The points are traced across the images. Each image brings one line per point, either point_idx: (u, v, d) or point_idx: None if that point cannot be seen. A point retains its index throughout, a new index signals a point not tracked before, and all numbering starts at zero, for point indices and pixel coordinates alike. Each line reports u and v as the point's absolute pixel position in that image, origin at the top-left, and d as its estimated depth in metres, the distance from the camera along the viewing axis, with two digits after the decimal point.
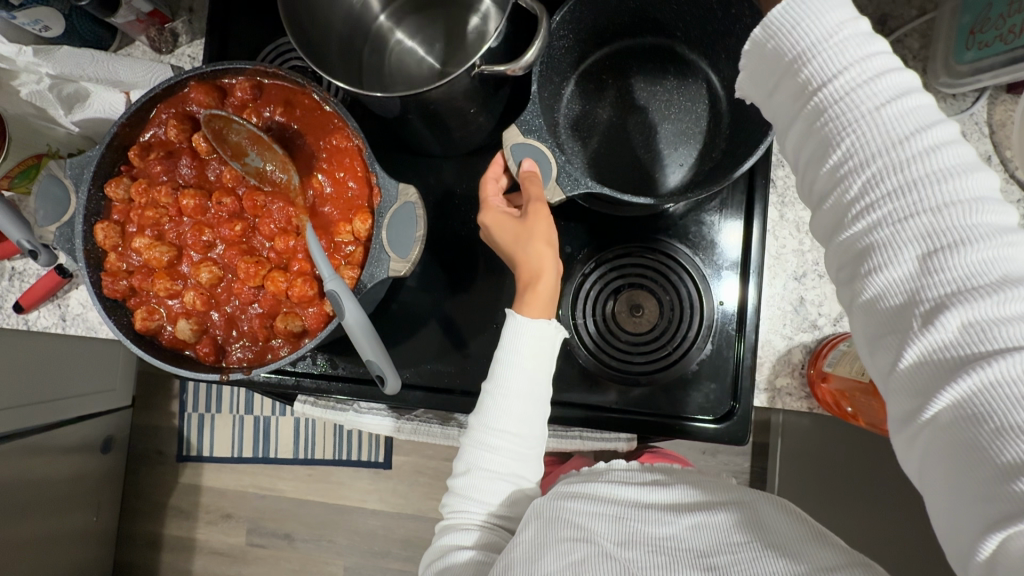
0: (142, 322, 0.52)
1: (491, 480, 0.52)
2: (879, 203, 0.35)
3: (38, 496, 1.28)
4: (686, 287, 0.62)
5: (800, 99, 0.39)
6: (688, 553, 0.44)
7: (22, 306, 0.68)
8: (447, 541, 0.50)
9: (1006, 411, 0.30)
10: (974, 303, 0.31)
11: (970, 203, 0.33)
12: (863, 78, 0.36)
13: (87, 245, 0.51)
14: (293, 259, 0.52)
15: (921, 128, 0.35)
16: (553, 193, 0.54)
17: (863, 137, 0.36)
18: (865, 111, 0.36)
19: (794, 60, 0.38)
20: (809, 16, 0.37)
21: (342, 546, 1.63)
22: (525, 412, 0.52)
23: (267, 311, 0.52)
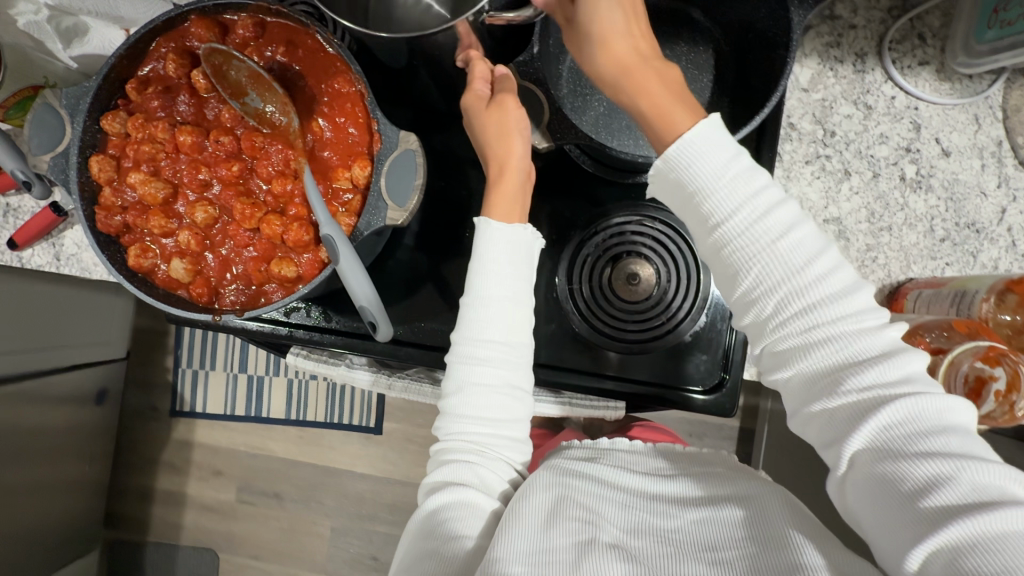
0: (135, 260, 0.51)
1: (485, 393, 0.52)
2: (789, 322, 0.43)
3: (31, 440, 1.30)
4: (685, 258, 0.61)
5: (700, 220, 0.46)
6: (696, 546, 0.45)
7: (16, 242, 0.67)
8: (445, 474, 0.50)
9: (910, 471, 0.37)
10: (880, 417, 0.39)
11: (850, 318, 0.41)
12: (755, 216, 0.44)
13: (82, 177, 0.51)
14: (291, 203, 0.51)
15: (810, 261, 0.43)
16: (540, 139, 0.55)
17: (766, 265, 0.43)
18: (764, 244, 0.43)
19: (697, 190, 0.45)
20: (700, 160, 0.44)
21: (331, 507, 1.65)
22: (511, 320, 0.53)
23: (261, 256, 0.52)
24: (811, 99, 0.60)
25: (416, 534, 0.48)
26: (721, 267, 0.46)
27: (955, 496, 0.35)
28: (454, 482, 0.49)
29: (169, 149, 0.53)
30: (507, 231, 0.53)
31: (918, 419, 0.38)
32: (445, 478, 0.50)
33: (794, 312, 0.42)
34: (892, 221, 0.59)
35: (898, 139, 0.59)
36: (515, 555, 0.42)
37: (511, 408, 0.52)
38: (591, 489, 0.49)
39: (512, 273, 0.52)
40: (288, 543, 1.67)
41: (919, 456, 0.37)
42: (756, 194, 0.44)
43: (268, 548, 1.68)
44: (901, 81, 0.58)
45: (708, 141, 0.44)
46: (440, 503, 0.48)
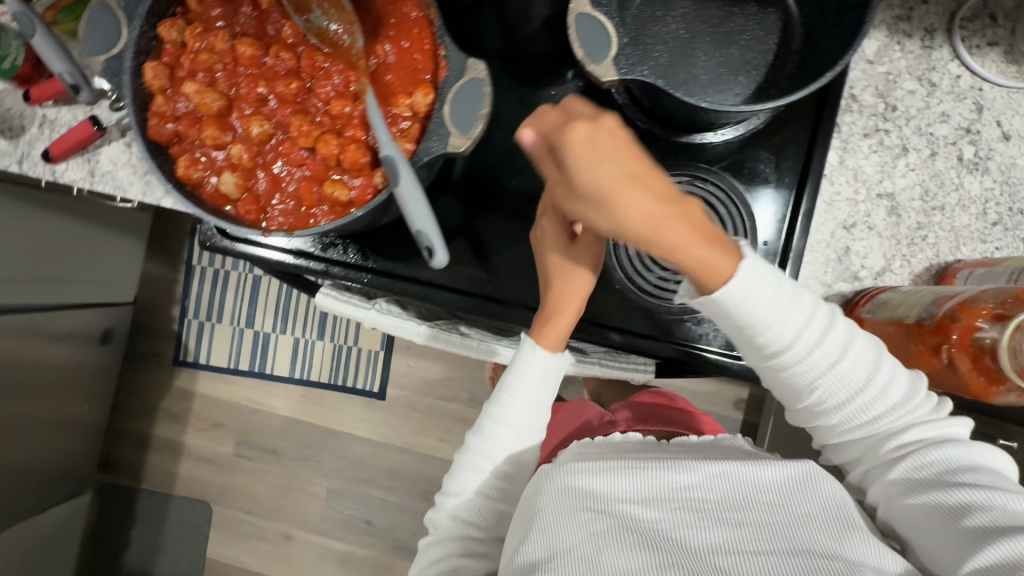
0: (184, 171, 0.50)
1: (502, 445, 0.61)
2: (838, 422, 0.54)
3: (31, 369, 1.29)
4: (734, 222, 0.60)
5: (759, 350, 0.53)
6: (714, 505, 0.50)
7: (50, 154, 0.66)
8: (458, 485, 0.63)
9: (949, 499, 0.47)
10: (924, 459, 0.50)
11: (895, 429, 0.52)
12: (810, 349, 0.51)
13: (134, 83, 0.49)
14: (348, 125, 0.50)
15: (864, 381, 0.52)
16: (605, 71, 0.50)
17: (826, 389, 0.53)
18: (823, 372, 0.52)
19: (749, 327, 0.51)
20: (754, 309, 0.49)
21: (328, 468, 1.66)
22: (534, 410, 0.60)
23: (312, 177, 0.51)
24: (875, 72, 0.59)
25: (439, 517, 0.65)
26: (786, 387, 0.55)
27: (989, 518, 0.44)
28: (467, 494, 0.63)
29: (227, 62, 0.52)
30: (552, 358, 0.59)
31: (944, 459, 0.49)
32: (458, 490, 0.63)
33: (865, 412, 0.53)
34: (945, 200, 0.58)
35: (959, 119, 0.58)
36: (542, 557, 0.49)
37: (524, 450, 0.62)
38: (597, 465, 0.54)
39: (544, 386, 0.60)
40: (282, 500, 1.67)
41: (948, 488, 0.47)
42: (808, 325, 0.51)
43: (262, 503, 1.68)
44: (969, 60, 0.57)
45: (746, 284, 0.48)
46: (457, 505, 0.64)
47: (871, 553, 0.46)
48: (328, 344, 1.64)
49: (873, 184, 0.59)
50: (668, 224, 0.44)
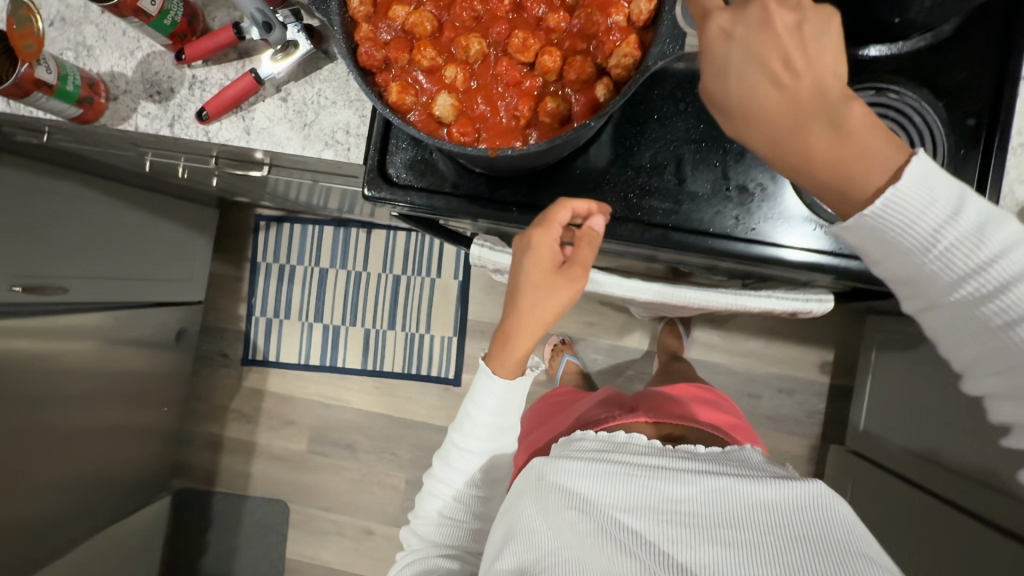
0: (396, 97, 0.49)
1: (465, 462, 0.75)
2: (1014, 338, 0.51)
3: (115, 364, 1.28)
4: (930, 132, 0.59)
5: (917, 271, 0.52)
6: (692, 515, 0.63)
7: (206, 114, 0.64)
8: (427, 504, 0.78)
9: None
10: None
11: None
12: (970, 265, 0.50)
13: (342, 10, 0.48)
14: (566, 39, 0.48)
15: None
16: None
17: (998, 310, 0.51)
18: (978, 289, 0.50)
19: (902, 237, 0.50)
20: (909, 221, 0.49)
21: (405, 459, 1.63)
22: (491, 430, 0.73)
23: (529, 93, 0.49)
24: None
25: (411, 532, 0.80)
26: (956, 311, 0.53)
27: None
28: (431, 511, 0.78)
29: None
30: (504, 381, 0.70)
31: None
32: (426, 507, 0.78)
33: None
34: None
35: None
36: (532, 553, 0.63)
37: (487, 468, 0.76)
38: (590, 470, 0.68)
39: (499, 403, 0.71)
40: (359, 495, 1.65)
41: None
42: (982, 240, 0.49)
43: (340, 499, 1.65)
44: None
45: (915, 187, 0.48)
46: (423, 519, 0.78)
47: (846, 565, 0.56)
48: (400, 332, 1.63)
49: None
50: (797, 118, 0.45)
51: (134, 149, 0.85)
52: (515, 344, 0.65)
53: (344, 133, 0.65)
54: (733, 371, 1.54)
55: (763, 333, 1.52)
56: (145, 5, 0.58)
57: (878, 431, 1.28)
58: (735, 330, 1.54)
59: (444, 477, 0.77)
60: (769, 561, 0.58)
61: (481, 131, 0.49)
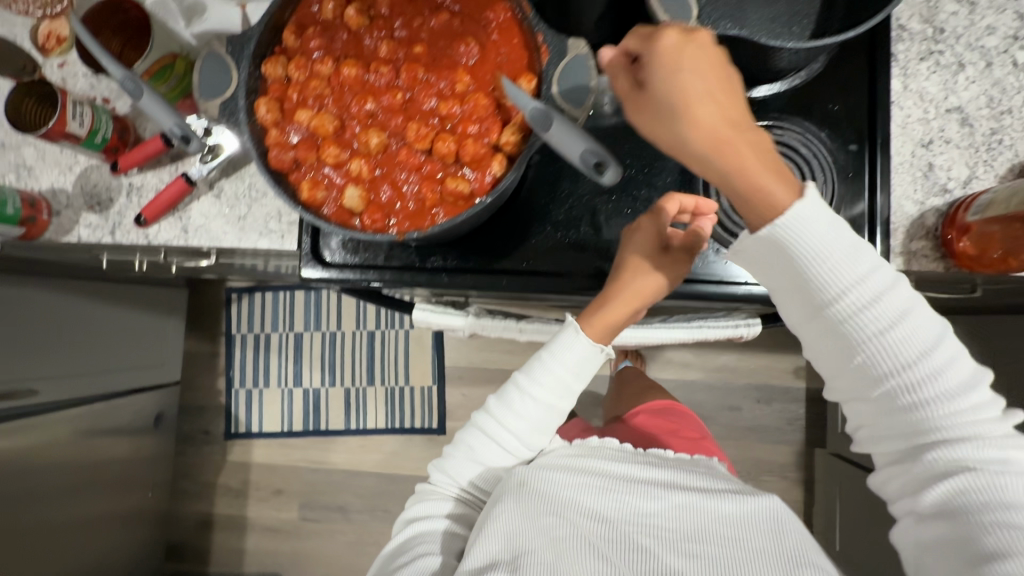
0: (308, 194, 0.53)
1: (531, 415, 0.71)
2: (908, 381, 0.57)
3: (91, 457, 1.27)
4: (814, 161, 0.64)
5: (816, 297, 0.57)
6: (665, 530, 0.64)
7: (144, 218, 0.68)
8: (426, 505, 0.73)
9: (994, 509, 0.54)
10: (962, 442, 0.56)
11: (943, 375, 0.56)
12: (860, 298, 0.56)
13: (250, 121, 0.53)
14: (459, 124, 0.52)
15: (912, 335, 0.56)
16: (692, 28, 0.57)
17: (874, 341, 0.56)
18: (869, 330, 0.56)
19: (802, 261, 0.55)
20: (809, 243, 0.54)
21: (398, 516, 1.61)
22: (567, 384, 0.69)
23: (430, 177, 0.52)
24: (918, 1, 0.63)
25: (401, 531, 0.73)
26: (835, 339, 0.58)
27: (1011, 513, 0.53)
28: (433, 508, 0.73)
29: (331, 85, 0.54)
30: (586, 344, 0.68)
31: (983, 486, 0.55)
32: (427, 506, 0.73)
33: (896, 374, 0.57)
34: (1012, 104, 0.61)
35: (1005, 29, 0.62)
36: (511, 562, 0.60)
37: (548, 427, 0.72)
38: (567, 480, 0.68)
39: (576, 357, 0.68)
40: (356, 558, 1.62)
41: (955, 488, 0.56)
42: (867, 276, 0.55)
43: (336, 565, 1.62)
44: None
45: (810, 221, 0.53)
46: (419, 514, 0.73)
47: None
48: (380, 388, 1.64)
49: (940, 102, 0.63)
50: (725, 148, 0.50)
51: (85, 253, 0.88)
52: (602, 314, 0.65)
53: (275, 221, 0.69)
54: (709, 388, 1.55)
55: (733, 347, 1.55)
56: (74, 128, 0.62)
57: (854, 432, 1.30)
58: (706, 347, 1.56)
59: (485, 428, 0.74)
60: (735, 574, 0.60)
61: (391, 216, 0.53)
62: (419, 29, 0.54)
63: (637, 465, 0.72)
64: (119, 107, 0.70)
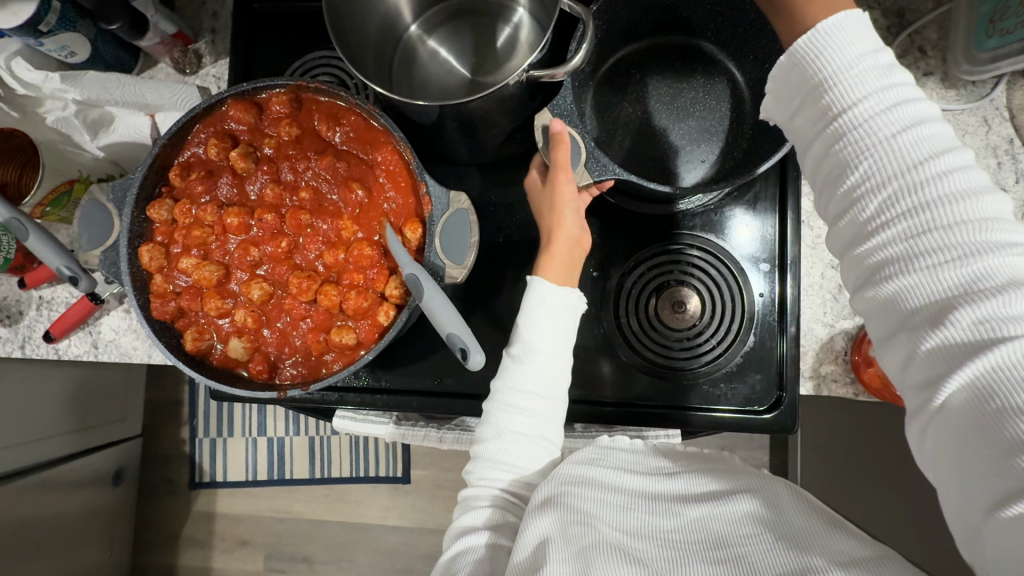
0: (194, 343, 0.60)
1: (526, 381, 0.64)
2: (894, 229, 0.48)
3: (42, 524, 1.26)
4: (723, 286, 0.75)
5: (822, 108, 0.52)
6: (697, 545, 0.55)
7: (51, 335, 0.66)
8: (462, 526, 0.61)
9: (1009, 393, 0.41)
10: (983, 303, 0.43)
11: (978, 229, 0.45)
12: (881, 110, 0.49)
13: (132, 268, 0.59)
14: (343, 271, 0.61)
15: (937, 160, 0.47)
16: (581, 176, 0.65)
17: (879, 145, 0.49)
18: (884, 138, 0.49)
19: (822, 82, 0.52)
20: (830, 47, 0.51)
21: (363, 566, 1.60)
22: (552, 342, 0.64)
23: (317, 323, 0.60)
24: None
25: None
26: (830, 155, 0.52)
27: None
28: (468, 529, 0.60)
29: (218, 231, 0.62)
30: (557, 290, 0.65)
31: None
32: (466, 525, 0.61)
33: (893, 225, 0.48)
34: None
35: None
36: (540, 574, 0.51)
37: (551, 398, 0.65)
38: (589, 494, 0.59)
39: (553, 314, 0.65)
40: None
41: (992, 363, 0.42)
42: (887, 89, 0.50)
43: None
44: None
45: (849, 39, 0.51)
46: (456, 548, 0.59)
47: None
48: (344, 437, 1.63)
49: None
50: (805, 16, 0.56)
51: None
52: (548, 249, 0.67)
53: None
54: None
55: None
56: None
57: None
58: None
59: (501, 406, 0.64)
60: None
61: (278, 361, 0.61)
62: (303, 172, 0.64)
63: (661, 475, 0.64)
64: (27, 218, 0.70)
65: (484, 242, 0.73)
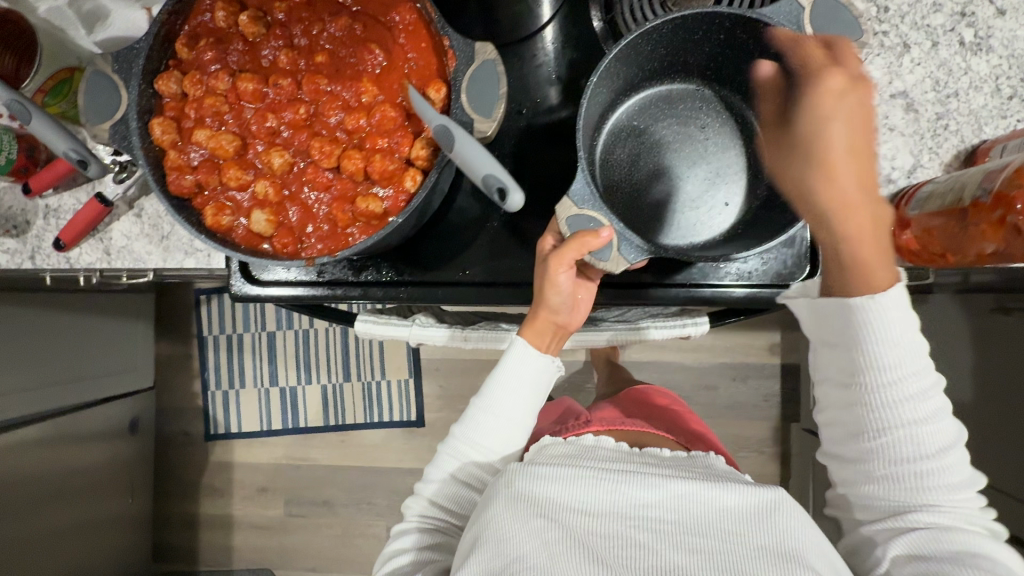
0: (214, 216, 0.59)
1: (484, 436, 0.72)
2: (879, 456, 0.65)
3: (62, 472, 1.26)
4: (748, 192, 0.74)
5: (846, 364, 0.64)
6: (661, 525, 0.62)
7: (62, 242, 0.65)
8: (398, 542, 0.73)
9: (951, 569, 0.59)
10: (941, 540, 0.61)
11: (936, 470, 0.63)
12: (887, 388, 0.63)
13: (143, 141, 0.56)
14: (365, 137, 0.60)
15: (921, 419, 0.62)
16: (615, 263, 0.62)
17: (895, 429, 0.63)
18: (885, 399, 0.63)
19: (856, 342, 0.63)
20: (883, 332, 0.61)
21: (381, 508, 1.63)
22: (510, 420, 0.71)
23: (341, 194, 0.60)
24: None
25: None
26: (856, 406, 0.65)
27: None
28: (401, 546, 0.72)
29: (232, 102, 0.61)
30: (520, 355, 0.71)
31: (953, 543, 0.60)
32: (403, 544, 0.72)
33: (884, 451, 0.64)
34: (958, 86, 0.70)
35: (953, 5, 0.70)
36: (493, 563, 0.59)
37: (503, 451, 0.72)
38: (560, 473, 0.67)
39: (514, 389, 0.71)
40: (343, 551, 1.64)
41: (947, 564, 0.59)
42: (908, 370, 0.62)
43: (324, 557, 1.64)
44: None
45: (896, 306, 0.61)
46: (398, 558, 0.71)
47: None
48: (356, 384, 1.63)
49: (884, 90, 0.71)
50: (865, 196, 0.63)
51: None
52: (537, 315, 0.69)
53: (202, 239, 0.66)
54: (685, 368, 1.55)
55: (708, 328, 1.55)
56: None
57: None
58: None
59: (453, 454, 0.73)
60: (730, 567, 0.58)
61: (302, 237, 0.60)
62: (319, 38, 0.62)
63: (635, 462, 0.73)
64: None
65: (502, 133, 0.72)
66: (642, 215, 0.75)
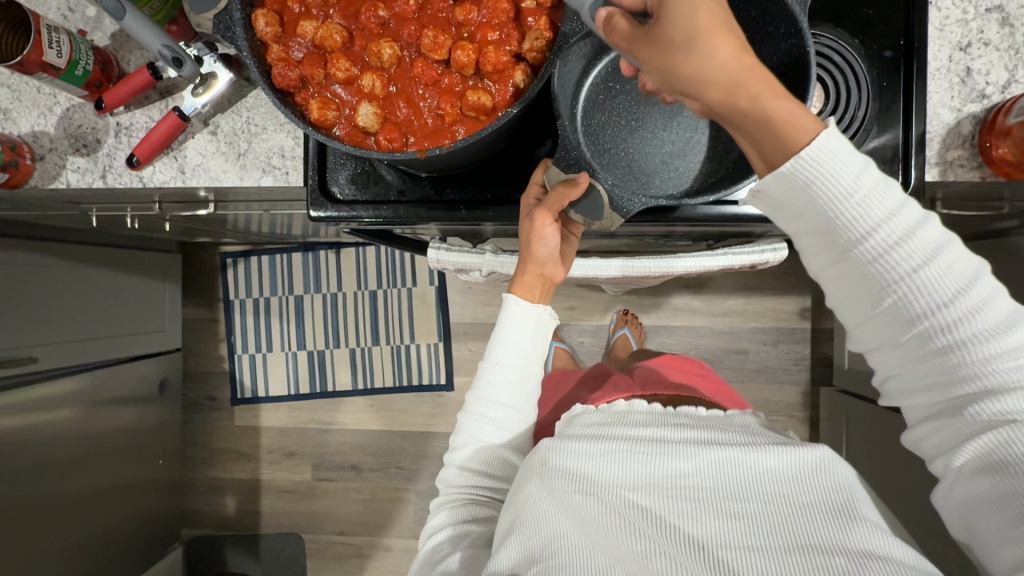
0: (319, 113, 0.52)
1: (496, 396, 0.70)
2: (926, 337, 0.52)
3: (98, 426, 1.25)
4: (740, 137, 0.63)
5: (836, 236, 0.52)
6: (704, 494, 0.59)
7: (136, 159, 0.64)
8: (434, 522, 0.71)
9: None
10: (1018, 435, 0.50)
11: (991, 336, 0.50)
12: (902, 246, 0.50)
13: (246, 35, 0.50)
14: (478, 29, 0.53)
15: (952, 277, 0.50)
16: (612, 219, 0.60)
17: (928, 294, 0.51)
18: (906, 269, 0.51)
19: (807, 202, 0.51)
20: (825, 177, 0.49)
21: (410, 472, 1.62)
22: (518, 375, 0.70)
23: (449, 90, 0.54)
24: None
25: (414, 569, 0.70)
26: (861, 284, 0.53)
27: None
28: (435, 529, 0.70)
29: None
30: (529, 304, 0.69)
31: None
32: (438, 525, 0.70)
33: (932, 330, 0.52)
34: None
35: None
36: (535, 545, 0.57)
37: (512, 410, 0.71)
38: (594, 448, 0.63)
39: (521, 341, 0.70)
40: (371, 515, 1.64)
41: None
42: (896, 214, 0.50)
43: (352, 522, 1.64)
44: None
45: (835, 157, 0.50)
46: (432, 543, 0.69)
47: (871, 542, 0.53)
48: (385, 347, 1.62)
49: (979, 2, 0.66)
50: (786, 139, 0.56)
51: (76, 207, 0.84)
52: (527, 267, 0.68)
53: (279, 156, 0.66)
54: (717, 332, 1.56)
55: (739, 291, 1.55)
56: (52, 57, 0.58)
57: (863, 366, 1.30)
58: (713, 292, 1.55)
59: (473, 417, 0.71)
60: (777, 534, 0.55)
61: (408, 134, 0.54)
62: None
63: (671, 428, 0.66)
64: (97, 39, 0.66)
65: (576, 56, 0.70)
66: (636, 164, 0.64)
